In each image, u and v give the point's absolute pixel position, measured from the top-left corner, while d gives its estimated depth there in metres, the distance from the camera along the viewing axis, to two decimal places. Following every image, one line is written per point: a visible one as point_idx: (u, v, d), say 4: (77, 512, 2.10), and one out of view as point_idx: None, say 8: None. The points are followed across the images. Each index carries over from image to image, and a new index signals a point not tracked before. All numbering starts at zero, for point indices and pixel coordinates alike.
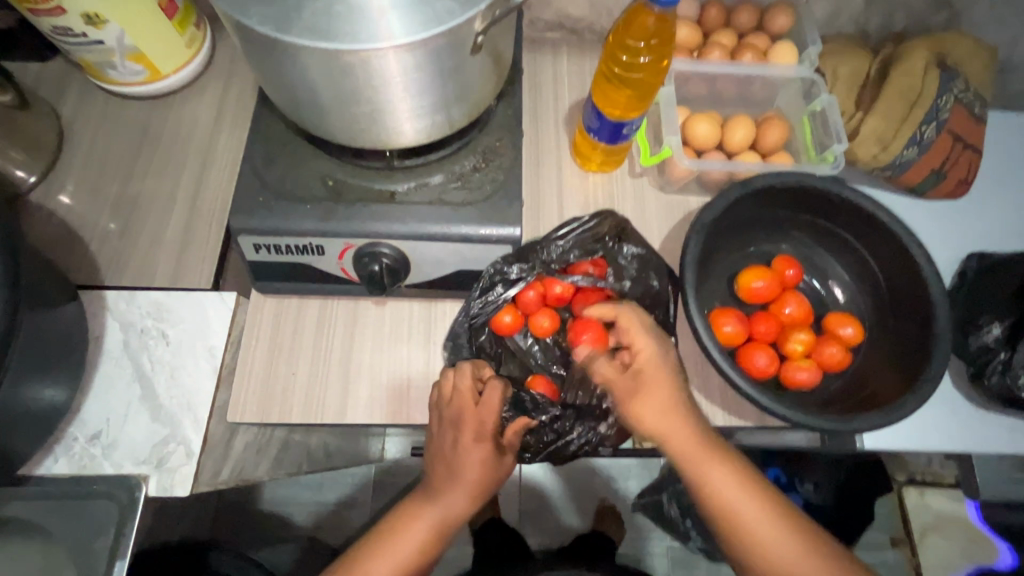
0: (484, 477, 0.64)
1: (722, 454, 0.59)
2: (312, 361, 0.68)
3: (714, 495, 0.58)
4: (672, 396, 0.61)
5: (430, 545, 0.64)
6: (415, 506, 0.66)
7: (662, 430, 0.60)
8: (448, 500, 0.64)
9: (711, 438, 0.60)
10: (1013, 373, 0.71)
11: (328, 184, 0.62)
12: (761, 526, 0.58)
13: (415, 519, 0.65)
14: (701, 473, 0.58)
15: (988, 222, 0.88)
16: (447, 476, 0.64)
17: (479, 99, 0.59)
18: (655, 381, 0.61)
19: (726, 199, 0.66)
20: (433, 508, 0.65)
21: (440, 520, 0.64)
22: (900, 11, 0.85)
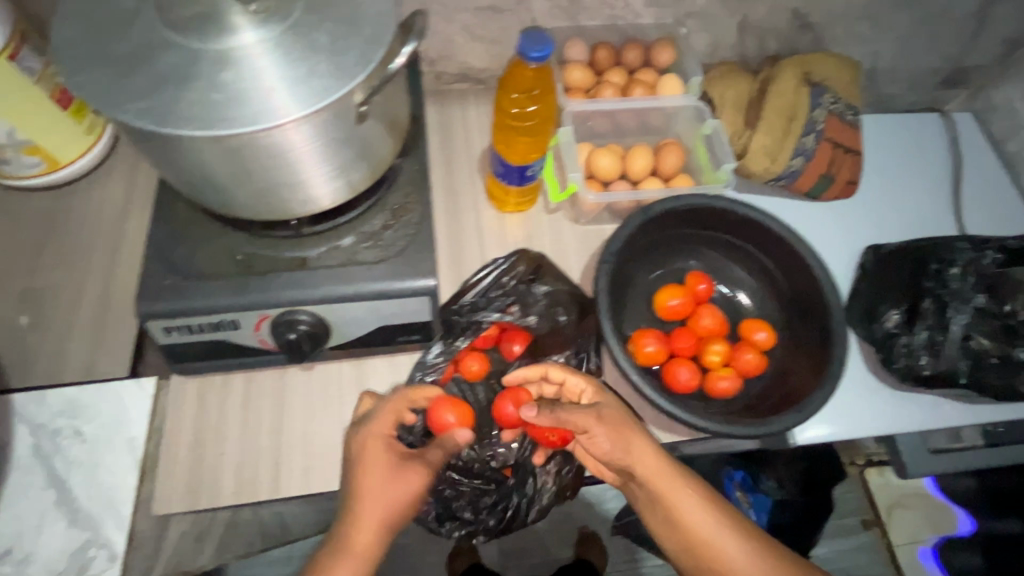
0: (393, 497, 0.55)
1: (692, 482, 0.61)
2: (241, 437, 0.66)
3: (685, 521, 0.59)
4: (634, 429, 0.60)
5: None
6: (339, 543, 0.53)
7: (633, 459, 0.59)
8: (359, 528, 0.54)
9: (683, 468, 0.61)
10: (913, 353, 0.77)
11: (237, 258, 0.62)
12: (732, 553, 0.59)
13: (344, 556, 0.53)
14: (676, 503, 0.59)
15: (877, 215, 0.96)
16: (354, 503, 0.54)
17: (379, 160, 0.61)
18: (613, 418, 0.60)
19: (628, 227, 0.69)
20: (357, 539, 0.53)
21: (365, 548, 0.53)
22: (770, 36, 0.93)
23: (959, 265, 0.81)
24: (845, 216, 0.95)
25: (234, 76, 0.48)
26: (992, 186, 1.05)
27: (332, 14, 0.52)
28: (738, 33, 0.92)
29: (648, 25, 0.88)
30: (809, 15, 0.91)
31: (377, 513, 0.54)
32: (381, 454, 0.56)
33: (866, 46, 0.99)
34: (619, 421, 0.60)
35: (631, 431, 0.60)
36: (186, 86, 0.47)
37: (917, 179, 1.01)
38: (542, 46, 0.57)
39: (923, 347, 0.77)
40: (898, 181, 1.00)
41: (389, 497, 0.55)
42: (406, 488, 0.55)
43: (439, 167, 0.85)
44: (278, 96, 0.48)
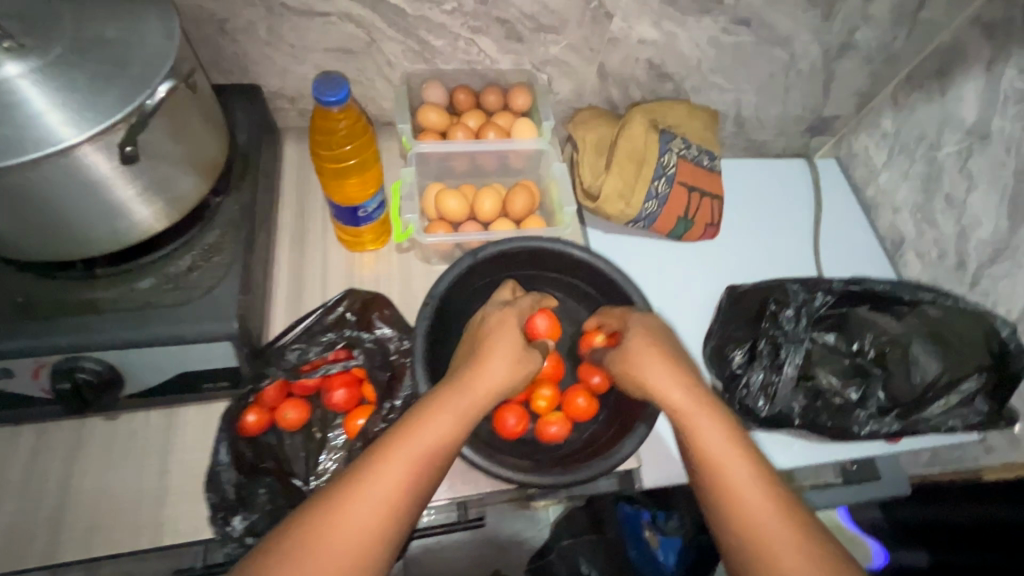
0: (494, 389, 0.55)
1: (721, 413, 0.56)
2: (20, 496, 0.60)
3: (700, 452, 0.54)
4: (669, 354, 0.60)
5: (445, 450, 0.51)
6: (387, 438, 0.51)
7: (655, 381, 0.58)
8: (452, 394, 0.53)
9: (714, 401, 0.57)
10: (752, 395, 0.79)
11: (17, 301, 0.58)
12: (753, 500, 0.51)
13: (428, 418, 0.51)
14: (693, 427, 0.55)
15: (737, 256, 0.99)
16: (431, 402, 0.53)
17: (178, 198, 0.60)
18: (644, 335, 0.61)
19: (455, 269, 0.68)
20: (422, 424, 0.51)
21: (460, 408, 0.53)
22: (630, 84, 0.97)
23: (793, 307, 0.83)
24: (706, 258, 0.98)
25: None
26: (849, 229, 1.10)
27: (98, 54, 0.51)
28: (598, 80, 0.95)
29: (506, 70, 0.90)
30: (663, 67, 0.95)
31: (471, 383, 0.54)
32: (494, 333, 0.59)
33: (725, 96, 1.04)
34: (661, 337, 0.62)
35: (675, 351, 0.61)
36: None
37: (778, 222, 1.06)
38: (338, 91, 0.57)
39: (760, 389, 0.79)
40: (759, 223, 1.05)
41: (477, 377, 0.55)
42: (481, 379, 0.55)
43: (290, 205, 0.84)
44: (20, 134, 0.47)
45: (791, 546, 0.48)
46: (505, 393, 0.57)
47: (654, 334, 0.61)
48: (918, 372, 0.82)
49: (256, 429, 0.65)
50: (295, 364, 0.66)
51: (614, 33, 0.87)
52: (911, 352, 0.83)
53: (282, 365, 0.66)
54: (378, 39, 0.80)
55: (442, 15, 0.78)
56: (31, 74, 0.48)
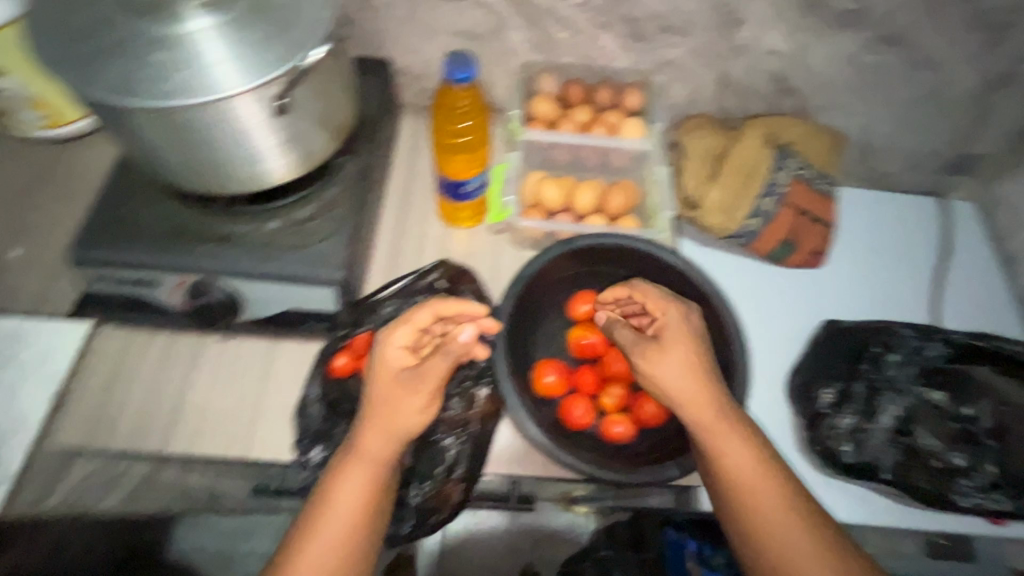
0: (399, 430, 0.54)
1: (743, 427, 0.57)
2: (147, 392, 0.70)
3: (727, 467, 0.56)
4: (700, 357, 0.58)
5: (375, 489, 0.55)
6: (326, 480, 0.55)
7: (676, 388, 0.57)
8: (370, 433, 0.55)
9: (736, 412, 0.58)
10: (837, 437, 0.74)
11: (171, 224, 0.67)
12: (777, 512, 0.54)
13: (346, 471, 0.54)
14: (718, 444, 0.56)
15: (842, 290, 0.92)
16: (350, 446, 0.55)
17: (311, 152, 0.66)
18: (677, 337, 0.59)
19: (546, 255, 0.70)
20: (353, 470, 0.54)
21: (377, 457, 0.55)
22: (750, 96, 0.93)
23: (901, 354, 0.78)
24: (807, 287, 0.91)
25: (165, 57, 0.54)
26: (981, 281, 0.98)
27: (269, 17, 0.58)
28: (716, 88, 0.92)
29: (622, 68, 0.90)
30: (788, 80, 0.90)
31: (365, 438, 0.55)
32: (385, 359, 0.57)
33: (854, 118, 0.97)
34: (688, 336, 0.59)
35: (702, 353, 0.59)
36: (124, 60, 0.54)
37: (896, 261, 0.96)
38: (466, 68, 0.59)
39: (848, 433, 0.74)
40: (872, 258, 0.96)
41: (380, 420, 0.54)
42: (383, 425, 0.54)
43: (400, 175, 0.89)
44: (191, 79, 0.54)
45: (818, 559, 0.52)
46: (408, 430, 0.55)
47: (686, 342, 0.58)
48: None
49: (342, 372, 0.69)
50: (388, 319, 0.72)
51: (741, 40, 0.85)
52: None
53: (378, 317, 0.71)
54: (504, 27, 0.83)
55: (569, 9, 0.81)
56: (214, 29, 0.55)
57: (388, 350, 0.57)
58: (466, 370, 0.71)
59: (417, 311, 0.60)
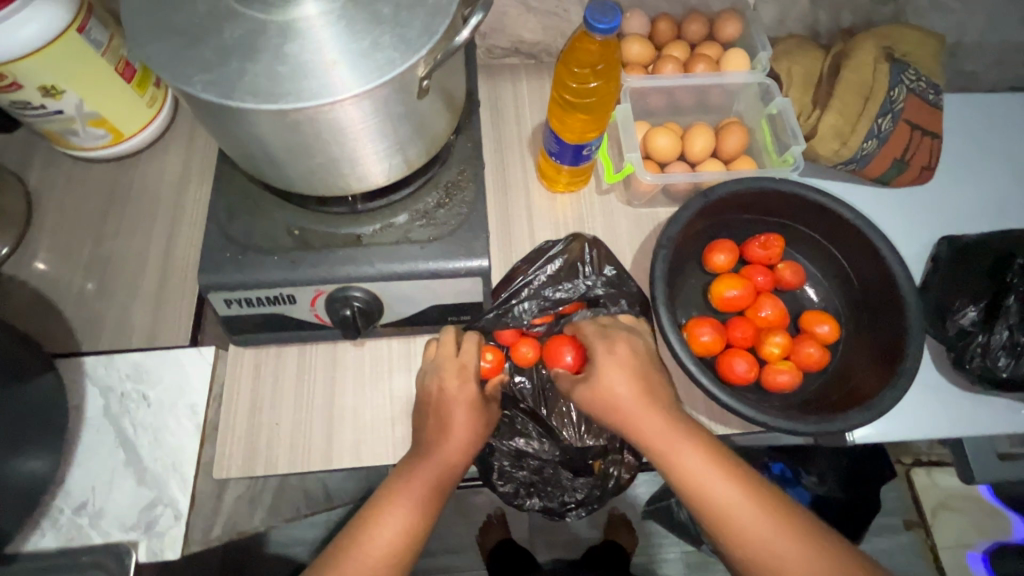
0: (472, 436, 0.60)
1: (695, 435, 0.57)
2: (294, 410, 0.67)
3: (690, 479, 0.55)
4: (638, 380, 0.59)
5: (425, 512, 0.56)
6: (363, 512, 0.57)
7: (627, 412, 0.57)
8: (433, 458, 0.58)
9: (686, 424, 0.57)
10: (991, 354, 0.72)
11: (293, 233, 0.62)
12: (750, 518, 0.54)
13: (398, 494, 0.56)
14: (677, 466, 0.55)
15: (951, 204, 0.89)
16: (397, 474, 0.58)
17: (436, 135, 0.60)
18: (620, 347, 0.62)
19: (688, 211, 0.67)
20: (403, 489, 0.57)
21: (434, 478, 0.58)
22: (846, 7, 0.87)
23: None
24: (918, 205, 0.89)
25: (298, 49, 0.48)
26: None
27: None
28: (809, 4, 0.86)
29: None
30: None
31: (426, 455, 0.58)
32: (445, 392, 0.61)
33: (950, 18, 0.91)
34: (631, 358, 0.61)
35: (635, 363, 0.61)
36: (251, 59, 0.47)
37: (999, 166, 0.94)
38: (610, 18, 0.54)
39: (1002, 347, 0.72)
40: (974, 166, 0.93)
41: (424, 450, 0.59)
42: (456, 431, 0.60)
43: (489, 144, 0.84)
44: (314, 80, 0.47)
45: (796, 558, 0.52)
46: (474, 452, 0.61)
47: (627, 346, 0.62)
48: None
49: (492, 373, 0.68)
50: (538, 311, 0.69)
51: None
52: None
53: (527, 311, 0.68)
54: None
55: None
56: (330, 17, 0.48)
57: (458, 376, 0.62)
58: None
59: (465, 349, 0.64)
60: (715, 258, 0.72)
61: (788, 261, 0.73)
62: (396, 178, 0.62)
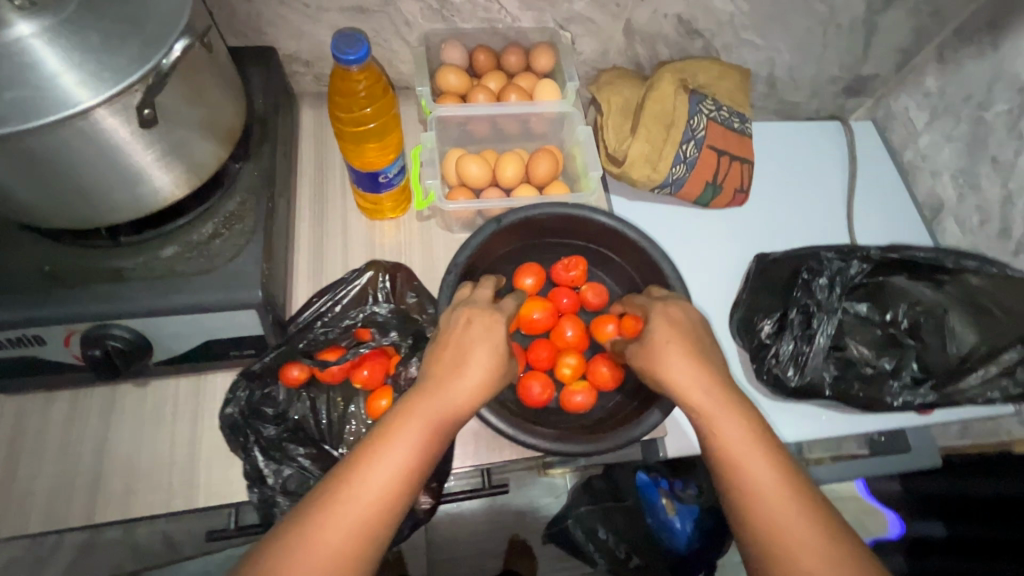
0: (489, 375, 0.52)
1: (744, 409, 0.53)
2: (57, 462, 0.62)
3: (727, 449, 0.51)
4: (700, 355, 0.56)
5: (430, 450, 0.49)
6: (365, 442, 0.49)
7: (681, 383, 0.54)
8: (451, 390, 0.51)
9: (737, 397, 0.54)
10: (781, 364, 0.78)
11: (44, 269, 0.58)
12: (772, 499, 0.49)
13: (412, 420, 0.49)
14: (711, 420, 0.53)
15: (765, 225, 0.96)
16: (419, 399, 0.50)
17: (200, 163, 0.59)
18: (666, 329, 0.57)
19: (480, 236, 0.67)
20: (418, 413, 0.49)
21: (440, 417, 0.50)
22: (659, 42, 0.92)
23: (827, 275, 0.81)
24: (735, 225, 0.95)
25: None
26: (885, 196, 1.05)
27: (114, 13, 0.50)
28: (624, 39, 0.91)
29: (527, 28, 0.86)
30: (693, 22, 0.90)
31: (445, 391, 0.51)
32: (471, 326, 0.55)
33: (759, 53, 0.98)
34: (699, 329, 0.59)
35: (696, 341, 0.57)
36: None
37: (809, 191, 1.02)
38: (356, 48, 0.55)
39: (790, 358, 0.78)
40: (786, 190, 1.01)
41: (448, 380, 0.51)
42: (473, 359, 0.52)
43: (308, 171, 0.82)
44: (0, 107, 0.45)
45: (810, 549, 0.47)
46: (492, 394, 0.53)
47: (676, 329, 0.57)
48: (952, 343, 0.80)
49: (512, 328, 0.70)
50: (320, 343, 0.66)
51: None
52: (946, 323, 0.81)
53: (306, 342, 0.65)
54: None
55: None
56: (31, 38, 0.46)
57: (485, 316, 0.56)
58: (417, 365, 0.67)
59: (502, 303, 0.60)
60: (524, 279, 0.73)
61: (592, 283, 0.76)
62: (160, 207, 0.59)
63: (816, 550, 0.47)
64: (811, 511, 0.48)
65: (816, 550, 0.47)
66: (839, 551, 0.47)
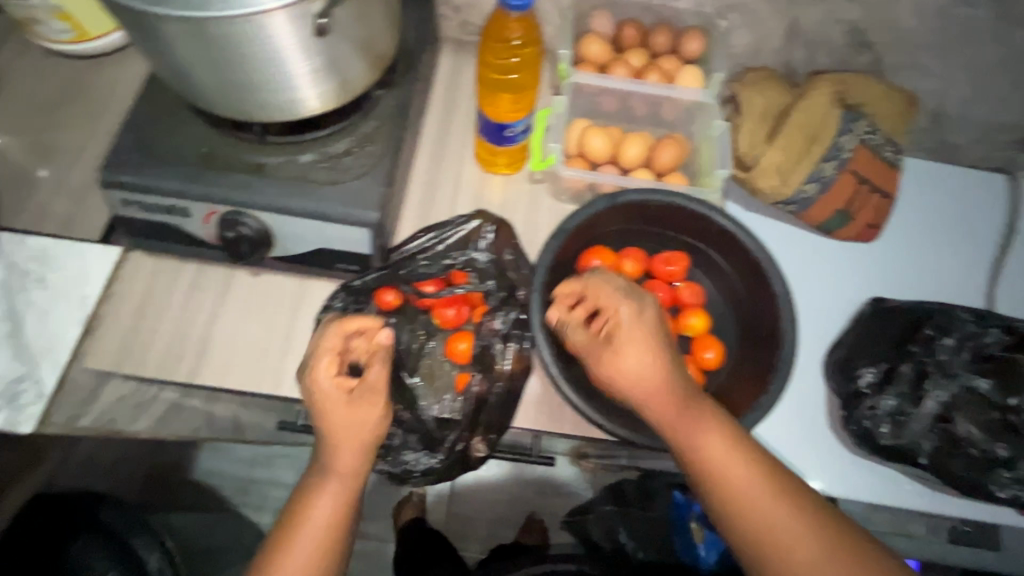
0: (359, 431, 0.55)
1: (710, 412, 0.55)
2: (176, 322, 0.70)
3: (709, 460, 0.53)
4: (659, 348, 0.55)
5: (345, 505, 0.56)
6: (285, 523, 0.56)
7: (646, 386, 0.54)
8: (336, 454, 0.55)
9: (699, 398, 0.55)
10: (876, 418, 0.72)
11: (201, 150, 0.64)
12: (750, 489, 0.52)
13: (319, 490, 0.55)
14: (682, 433, 0.54)
15: (890, 269, 0.88)
16: (316, 477, 0.56)
17: (349, 82, 0.63)
18: (631, 329, 0.56)
19: (590, 209, 0.67)
20: (324, 483, 0.56)
21: (338, 487, 0.56)
22: (821, 48, 0.85)
23: (956, 336, 0.74)
24: (856, 262, 0.87)
25: None
26: None
27: None
28: (783, 39, 0.85)
29: (684, 10, 0.82)
30: (867, 33, 0.82)
31: (331, 464, 0.56)
32: (323, 393, 0.55)
33: (933, 82, 0.88)
34: (655, 324, 0.57)
35: (661, 338, 0.56)
36: None
37: (950, 244, 0.91)
38: None
39: (888, 415, 0.72)
40: (924, 238, 0.91)
41: (332, 448, 0.55)
42: (339, 423, 0.55)
43: (436, 114, 0.85)
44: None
45: (801, 538, 0.50)
46: (370, 438, 0.57)
47: (642, 324, 0.56)
48: None
49: None
50: (420, 275, 0.70)
51: None
52: None
53: (405, 269, 0.69)
54: None
55: None
56: None
57: (331, 367, 0.56)
58: (507, 321, 0.69)
59: (330, 337, 0.58)
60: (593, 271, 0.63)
61: (691, 282, 0.73)
62: (307, 115, 0.64)
63: (806, 542, 0.50)
64: (794, 507, 0.51)
65: (802, 530, 0.50)
66: (823, 530, 0.50)
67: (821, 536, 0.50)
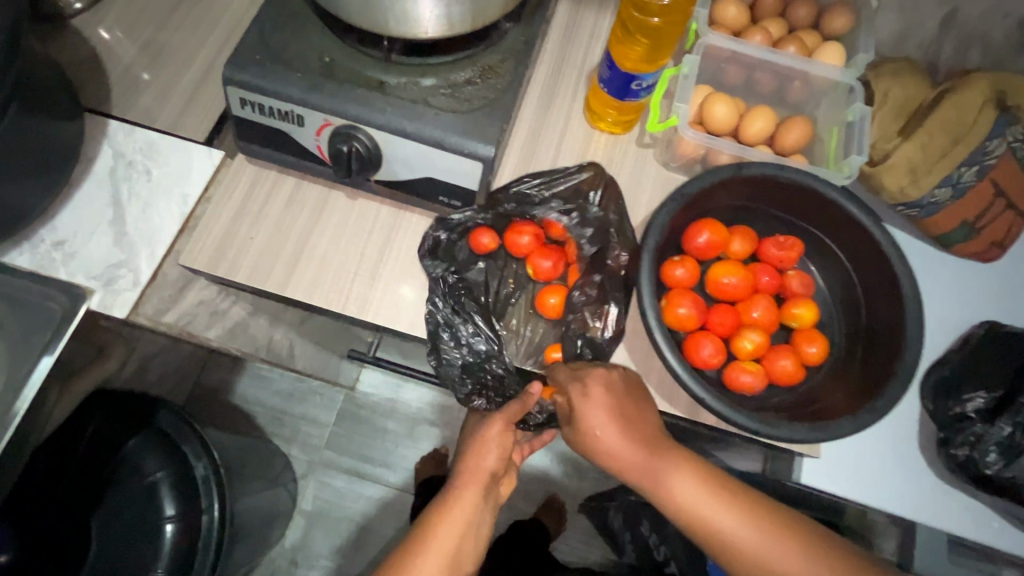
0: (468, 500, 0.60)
1: (680, 461, 0.58)
2: (271, 232, 0.69)
3: (692, 511, 0.57)
4: (624, 417, 0.57)
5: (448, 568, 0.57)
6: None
7: (620, 454, 0.58)
8: (439, 527, 0.58)
9: (668, 449, 0.58)
10: (982, 445, 0.68)
11: (324, 60, 0.63)
12: (736, 526, 0.56)
13: (420, 550, 0.57)
14: (664, 490, 0.57)
15: (1006, 295, 0.81)
16: (415, 543, 0.58)
17: (486, 8, 0.59)
18: (595, 407, 0.57)
19: (714, 176, 0.63)
20: (427, 548, 0.57)
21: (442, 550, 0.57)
22: (975, 45, 0.78)
23: None
24: (971, 282, 0.80)
25: None
26: None
27: None
28: (936, 28, 0.78)
29: None
30: None
31: (432, 532, 0.58)
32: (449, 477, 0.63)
33: None
34: (621, 395, 0.58)
35: (628, 408, 0.58)
36: None
37: None
38: None
39: (998, 444, 0.68)
40: None
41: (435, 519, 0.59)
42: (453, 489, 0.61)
43: (549, 60, 0.80)
44: None
45: (787, 560, 0.56)
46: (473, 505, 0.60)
47: (608, 400, 0.57)
48: None
49: (684, 284, 0.66)
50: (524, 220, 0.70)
51: None
52: None
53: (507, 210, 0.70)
54: None
55: None
56: None
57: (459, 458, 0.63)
58: (603, 283, 0.68)
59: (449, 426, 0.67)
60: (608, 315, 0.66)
61: (801, 270, 0.69)
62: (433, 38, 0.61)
63: (791, 565, 0.56)
64: (779, 532, 0.57)
65: (787, 557, 0.56)
66: (807, 546, 0.56)
67: (789, 550, 0.56)
